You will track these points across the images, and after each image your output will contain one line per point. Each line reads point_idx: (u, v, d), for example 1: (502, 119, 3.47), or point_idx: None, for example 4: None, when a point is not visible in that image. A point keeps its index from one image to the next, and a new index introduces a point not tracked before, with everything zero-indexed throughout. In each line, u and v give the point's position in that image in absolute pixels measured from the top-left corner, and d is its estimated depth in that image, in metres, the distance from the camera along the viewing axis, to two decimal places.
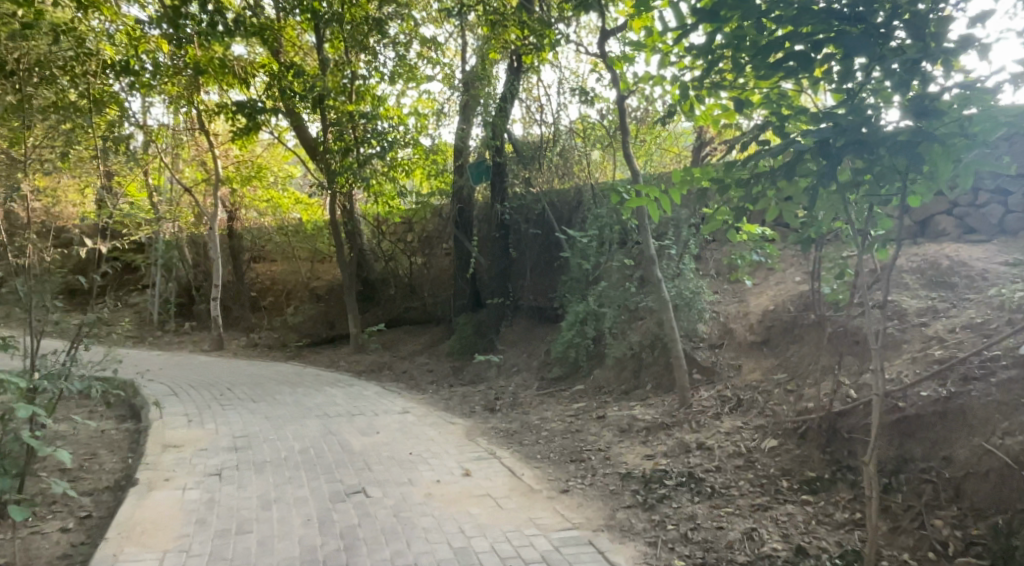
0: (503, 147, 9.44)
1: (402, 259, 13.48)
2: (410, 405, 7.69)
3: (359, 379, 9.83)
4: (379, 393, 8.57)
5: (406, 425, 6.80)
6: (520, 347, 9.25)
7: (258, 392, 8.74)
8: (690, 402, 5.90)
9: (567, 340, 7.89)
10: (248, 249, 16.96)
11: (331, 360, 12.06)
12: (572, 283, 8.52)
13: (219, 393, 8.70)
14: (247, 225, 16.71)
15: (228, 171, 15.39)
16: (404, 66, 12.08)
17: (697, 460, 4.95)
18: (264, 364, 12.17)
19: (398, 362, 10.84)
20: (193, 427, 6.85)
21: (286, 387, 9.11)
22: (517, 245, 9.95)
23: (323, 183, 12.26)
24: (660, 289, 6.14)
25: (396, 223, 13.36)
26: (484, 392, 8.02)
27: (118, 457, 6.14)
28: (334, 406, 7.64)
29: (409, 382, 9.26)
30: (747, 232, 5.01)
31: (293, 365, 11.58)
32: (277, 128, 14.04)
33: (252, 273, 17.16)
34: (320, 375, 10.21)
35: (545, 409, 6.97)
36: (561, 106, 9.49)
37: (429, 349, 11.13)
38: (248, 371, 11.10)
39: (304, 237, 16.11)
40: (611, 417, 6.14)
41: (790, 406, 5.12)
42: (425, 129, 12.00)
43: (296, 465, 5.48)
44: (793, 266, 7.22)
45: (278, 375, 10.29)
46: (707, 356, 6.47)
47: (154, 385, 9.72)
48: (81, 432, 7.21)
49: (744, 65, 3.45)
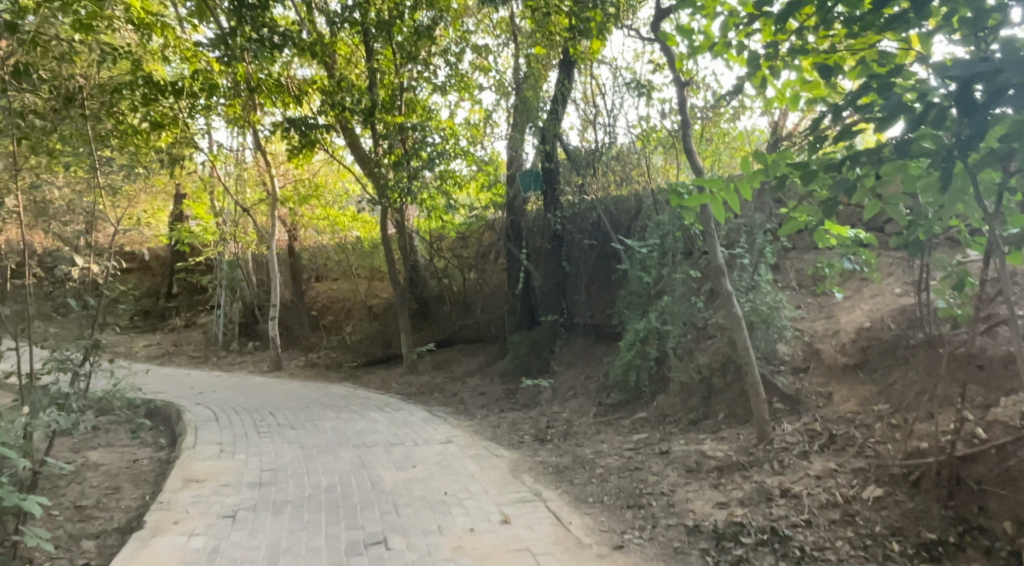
0: (554, 152, 8.84)
1: (457, 275, 12.90)
2: (454, 434, 7.07)
3: (407, 402, 9.28)
4: (425, 419, 7.99)
5: (447, 457, 6.16)
6: (577, 368, 8.50)
7: (300, 417, 8.31)
8: (770, 437, 5.03)
9: (627, 362, 7.10)
10: (307, 267, 16.66)
11: (383, 381, 11.59)
12: (632, 298, 7.72)
13: (260, 418, 8.31)
14: (306, 244, 16.57)
15: (285, 190, 15.27)
16: (457, 74, 11.63)
17: (780, 511, 4.09)
18: (316, 385, 11.81)
19: (451, 385, 10.26)
20: (223, 459, 6.45)
21: (329, 411, 8.65)
22: (572, 256, 9.11)
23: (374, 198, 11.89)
24: (732, 304, 5.29)
25: (452, 239, 12.73)
26: (537, 420, 7.32)
27: (139, 493, 5.77)
28: (374, 435, 7.08)
29: (459, 407, 8.64)
30: (837, 236, 4.14)
31: (343, 387, 11.18)
32: (331, 145, 13.64)
33: (312, 292, 16.93)
34: (368, 398, 9.73)
35: (601, 442, 6.20)
36: (617, 107, 8.83)
37: (483, 371, 10.51)
38: (297, 393, 10.75)
39: (362, 253, 15.67)
40: (676, 453, 5.32)
41: (896, 446, 4.20)
42: (478, 142, 11.45)
43: (317, 507, 4.92)
44: (890, 276, 6.23)
45: (326, 398, 9.88)
46: (790, 381, 5.56)
47: (200, 409, 9.46)
48: (114, 463, 6.93)
49: (837, 15, 2.76)
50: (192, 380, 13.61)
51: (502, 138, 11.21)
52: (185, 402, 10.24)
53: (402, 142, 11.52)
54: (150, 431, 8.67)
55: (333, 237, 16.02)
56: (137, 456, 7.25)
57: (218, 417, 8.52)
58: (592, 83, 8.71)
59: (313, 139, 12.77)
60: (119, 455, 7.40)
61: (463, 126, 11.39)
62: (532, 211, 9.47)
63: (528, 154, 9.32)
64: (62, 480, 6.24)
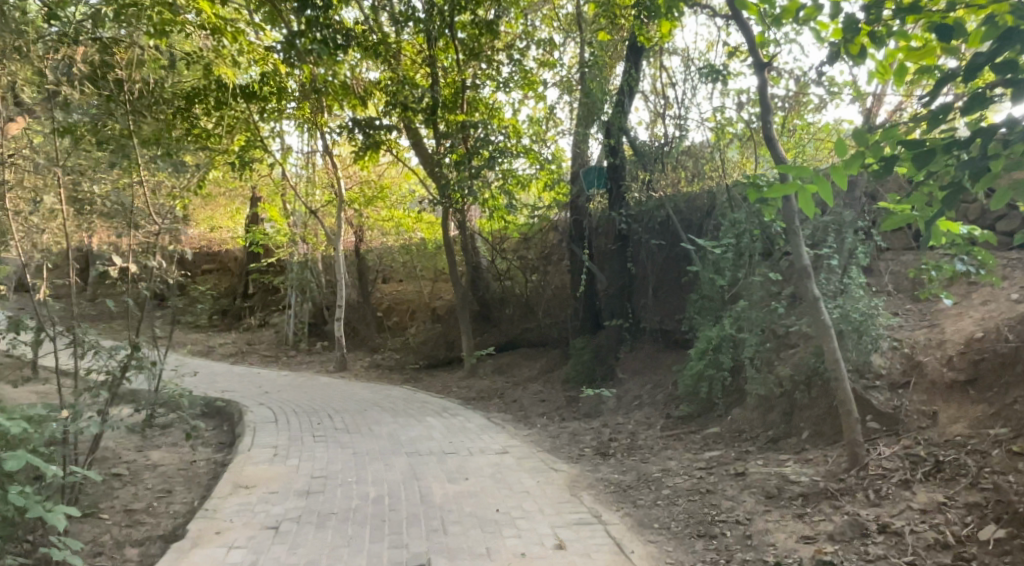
0: (620, 146, 8.35)
1: (520, 277, 12.54)
2: (512, 443, 6.72)
3: (466, 407, 9.00)
4: (483, 426, 7.67)
5: (503, 470, 5.82)
6: (644, 376, 8.02)
7: (357, 421, 8.13)
8: (864, 461, 4.46)
9: (699, 372, 6.59)
10: (373, 268, 16.61)
11: (444, 384, 11.36)
12: (704, 301, 7.17)
13: (317, 421, 8.17)
14: (371, 246, 16.56)
15: (351, 192, 15.31)
16: (520, 70, 11.31)
17: (879, 552, 3.55)
18: (377, 386, 11.69)
19: (512, 390, 9.92)
20: (275, 463, 6.28)
21: (386, 415, 8.45)
22: (639, 257, 8.59)
23: (436, 197, 11.69)
24: (819, 310, 4.73)
25: (516, 240, 12.35)
26: (600, 431, 6.89)
27: (190, 497, 5.65)
28: (429, 442, 6.81)
29: (519, 414, 8.29)
30: (952, 233, 3.54)
31: (404, 389, 11.00)
32: (396, 145, 13.50)
33: (377, 293, 16.91)
34: (427, 402, 9.50)
35: (671, 459, 5.73)
36: (688, 98, 8.32)
37: (545, 376, 10.12)
38: (358, 395, 10.64)
39: (426, 254, 15.50)
40: (754, 476, 4.81)
41: (1020, 479, 3.59)
42: (541, 140, 11.06)
43: (363, 520, 4.65)
44: (1003, 281, 5.49)
45: (385, 401, 9.70)
46: (886, 398, 4.96)
47: (261, 409, 9.43)
48: (171, 463, 6.89)
49: None
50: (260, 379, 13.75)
51: (566, 135, 10.79)
52: (248, 402, 10.28)
53: (463, 140, 11.24)
54: (212, 431, 8.66)
55: (397, 238, 15.92)
56: (195, 456, 7.20)
57: (276, 418, 8.43)
58: (662, 72, 8.21)
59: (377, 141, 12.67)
60: (179, 454, 7.38)
61: (526, 123, 11.06)
62: (598, 209, 9.02)
63: (593, 150, 8.88)
64: (118, 481, 6.20)
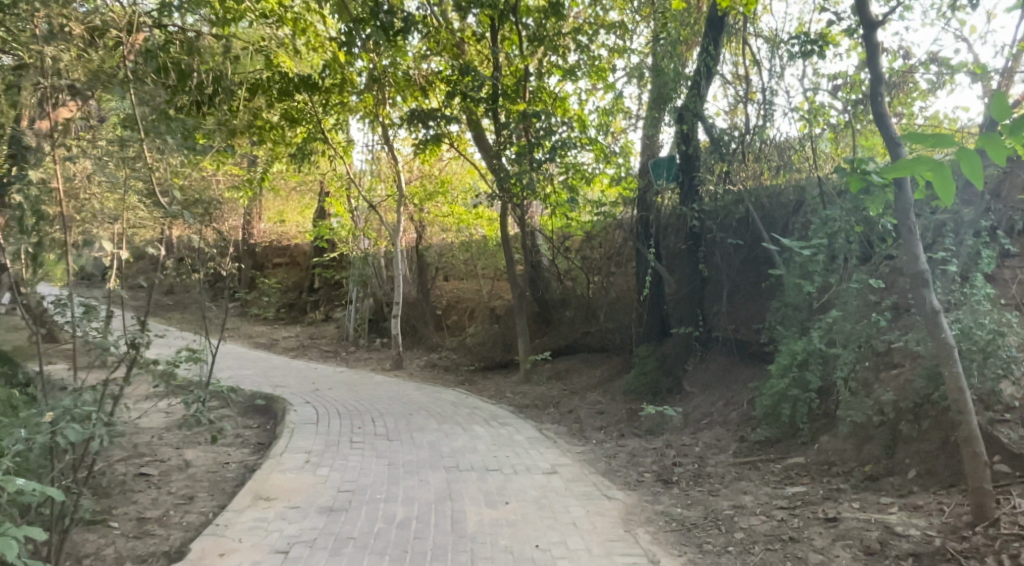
0: (694, 134, 7.53)
1: (582, 278, 11.77)
2: (563, 461, 6.05)
3: (517, 416, 8.38)
4: (534, 439, 7.01)
5: (551, 494, 5.18)
6: (715, 392, 7.23)
7: (400, 426, 7.63)
8: (992, 516, 3.61)
9: (779, 391, 5.77)
10: (433, 265, 16.13)
11: (498, 389, 10.75)
12: (788, 309, 6.29)
13: (359, 423, 7.71)
14: (431, 243, 16.11)
15: (412, 186, 14.91)
16: (589, 57, 10.58)
17: None
18: (430, 387, 11.18)
19: (568, 399, 9.25)
20: (304, 470, 5.81)
21: (431, 421, 7.89)
22: (712, 258, 7.71)
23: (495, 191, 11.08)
24: (940, 326, 3.85)
25: (580, 240, 11.57)
26: (663, 452, 6.16)
27: (211, 504, 5.23)
28: (473, 455, 6.23)
29: (574, 428, 7.62)
30: None
31: (457, 393, 10.44)
32: (458, 139, 12.95)
33: (436, 291, 16.44)
34: (477, 408, 8.90)
35: (745, 493, 4.94)
36: (775, 81, 7.44)
37: (606, 386, 9.38)
38: (407, 397, 10.14)
39: (486, 252, 14.92)
40: (850, 528, 4.01)
41: None
42: (605, 132, 10.28)
43: (384, 549, 4.08)
44: None
45: (434, 405, 9.16)
46: (1017, 438, 4.08)
47: (305, 408, 9.05)
48: (202, 465, 6.50)
49: None
50: (314, 375, 13.50)
51: (637, 128, 9.98)
52: (295, 399, 9.94)
53: (524, 131, 10.56)
54: (253, 430, 8.31)
55: (457, 235, 15.39)
56: (227, 458, 6.80)
57: (318, 419, 8.01)
58: (746, 51, 7.37)
59: (436, 133, 12.11)
60: (214, 454, 7.00)
61: (593, 113, 10.33)
62: (668, 204, 8.24)
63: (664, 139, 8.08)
64: (143, 482, 5.82)
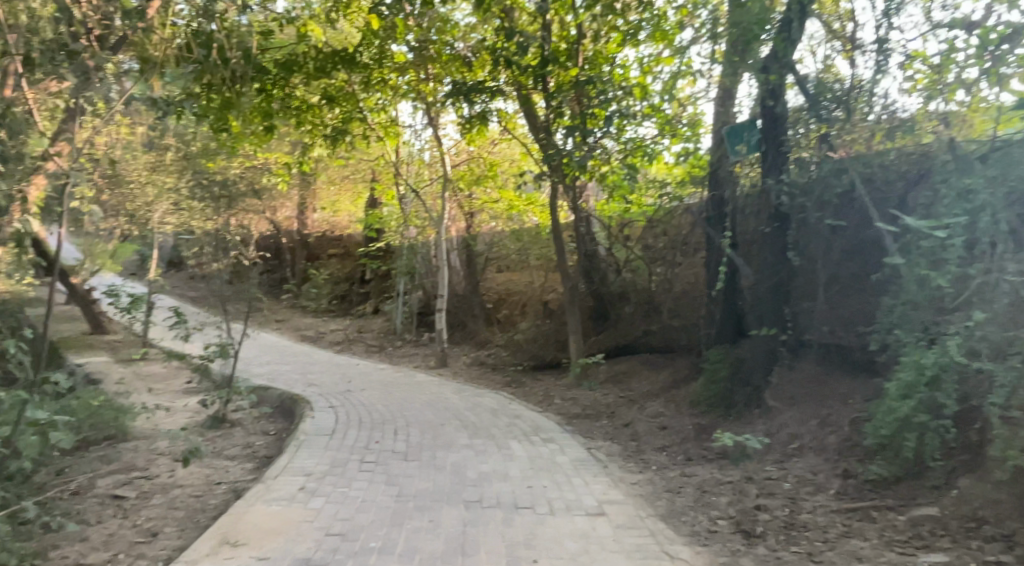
0: (783, 88, 6.21)
1: (644, 269, 10.40)
2: (613, 497, 4.85)
3: (565, 429, 7.21)
4: (579, 463, 5.81)
5: (593, 547, 3.99)
6: (807, 409, 5.89)
7: (426, 440, 6.54)
8: None
9: (900, 418, 4.41)
10: (483, 255, 15.02)
11: (546, 394, 9.57)
12: (907, 307, 4.94)
13: (380, 436, 6.68)
14: (479, 232, 14.96)
15: (460, 171, 13.72)
16: (652, 14, 8.94)
17: None
18: (472, 390, 10.10)
19: (626, 408, 8.03)
20: (294, 500, 4.79)
21: (463, 434, 6.78)
22: (803, 245, 6.32)
23: (543, 170, 9.94)
24: None
25: (642, 226, 10.22)
26: (742, 487, 4.89)
27: (173, 545, 4.28)
28: (502, 485, 5.09)
29: (632, 448, 6.40)
30: None
31: (500, 397, 9.33)
32: (507, 117, 11.77)
33: (487, 282, 15.34)
34: (519, 418, 7.76)
35: (859, 562, 3.64)
36: (888, 20, 5.99)
37: (670, 396, 8.05)
38: (444, 401, 9.08)
39: (539, 241, 13.67)
40: None
41: None
42: (669, 101, 8.87)
43: None
44: None
45: (471, 412, 8.06)
46: None
47: (327, 413, 8.08)
48: (190, 484, 5.60)
49: None
50: (353, 372, 12.63)
51: (709, 96, 8.53)
52: (322, 402, 9.02)
53: (576, 101, 9.29)
54: (267, 440, 7.40)
55: (507, 223, 14.16)
56: (222, 476, 5.89)
57: (334, 429, 7.01)
58: None
59: (481, 110, 10.95)
60: (210, 468, 6.13)
61: (655, 78, 8.95)
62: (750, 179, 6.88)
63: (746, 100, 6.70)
64: (111, 509, 4.97)
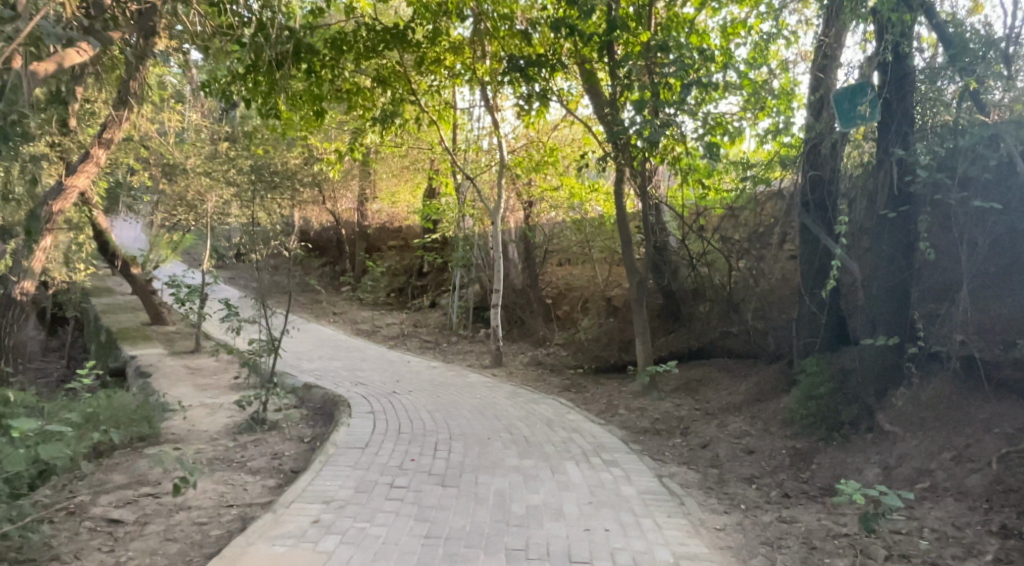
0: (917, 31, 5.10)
1: (722, 263, 9.26)
2: (697, 553, 3.95)
3: (633, 449, 6.29)
4: (649, 497, 4.88)
5: None
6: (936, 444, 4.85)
7: (471, 458, 5.70)
8: None
9: None
10: (542, 247, 14.29)
11: (609, 401, 8.60)
12: None
13: (418, 450, 5.87)
14: (539, 222, 14.03)
15: (515, 155, 12.64)
16: None
17: None
18: (528, 394, 9.22)
19: (703, 424, 7.05)
20: (304, 538, 4.00)
21: (512, 453, 5.91)
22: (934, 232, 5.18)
23: (607, 150, 8.90)
24: None
25: (719, 215, 9.10)
26: (862, 547, 3.91)
27: None
28: (556, 528, 4.22)
29: (714, 479, 5.44)
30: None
31: (558, 404, 8.42)
32: (568, 95, 10.78)
33: (547, 275, 14.58)
34: (579, 432, 6.85)
35: None
36: None
37: (755, 412, 6.98)
38: (495, 407, 8.23)
39: (603, 232, 12.66)
40: None
41: None
42: (758, 68, 7.79)
43: None
44: None
45: (524, 422, 7.20)
46: None
47: (365, 418, 7.35)
48: (201, 505, 4.93)
49: None
50: (403, 369, 11.93)
51: (805, 62, 7.38)
52: (362, 404, 8.29)
53: (646, 71, 8.19)
54: (299, 449, 6.71)
55: (569, 212, 13.18)
56: (239, 495, 5.19)
57: (368, 440, 6.23)
58: None
59: (541, 86, 9.96)
60: (228, 484, 5.45)
61: (740, 42, 7.83)
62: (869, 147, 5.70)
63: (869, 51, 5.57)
64: (104, 538, 4.32)
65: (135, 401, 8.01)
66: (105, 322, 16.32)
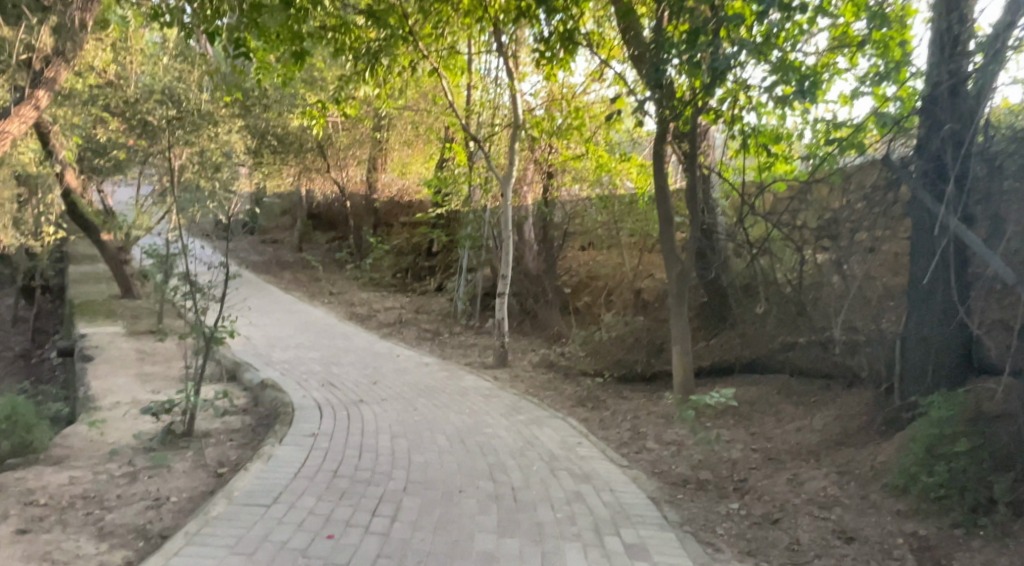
0: None
1: (790, 255, 7.07)
2: None
3: (669, 519, 4.31)
4: None
5: None
6: None
7: (421, 534, 3.74)
8: None
9: None
10: (561, 228, 12.20)
11: (634, 427, 6.62)
12: None
13: (346, 516, 3.93)
14: (558, 197, 11.93)
15: (532, 115, 10.48)
16: None
17: None
18: (531, 411, 7.24)
19: (767, 476, 5.05)
20: None
21: (488, 523, 3.97)
22: None
23: (645, 99, 6.76)
24: None
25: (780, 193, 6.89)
26: None
27: None
28: None
29: None
30: None
31: (567, 429, 6.44)
32: (599, 35, 8.66)
33: (567, 262, 12.51)
34: (592, 483, 4.86)
35: None
36: None
37: (841, 463, 4.95)
38: (483, 430, 6.28)
39: (635, 212, 10.60)
40: None
41: None
42: None
43: None
44: None
45: (517, 462, 5.23)
46: None
47: (301, 443, 5.43)
48: None
49: None
50: (388, 366, 10.02)
51: None
52: (311, 418, 6.38)
53: None
54: (198, 490, 4.82)
55: (594, 188, 11.06)
56: None
57: (282, 489, 4.31)
58: None
59: (565, 19, 7.80)
60: (45, 561, 3.56)
61: None
62: None
63: None
64: None
65: (14, 403, 6.16)
66: (72, 294, 14.67)
